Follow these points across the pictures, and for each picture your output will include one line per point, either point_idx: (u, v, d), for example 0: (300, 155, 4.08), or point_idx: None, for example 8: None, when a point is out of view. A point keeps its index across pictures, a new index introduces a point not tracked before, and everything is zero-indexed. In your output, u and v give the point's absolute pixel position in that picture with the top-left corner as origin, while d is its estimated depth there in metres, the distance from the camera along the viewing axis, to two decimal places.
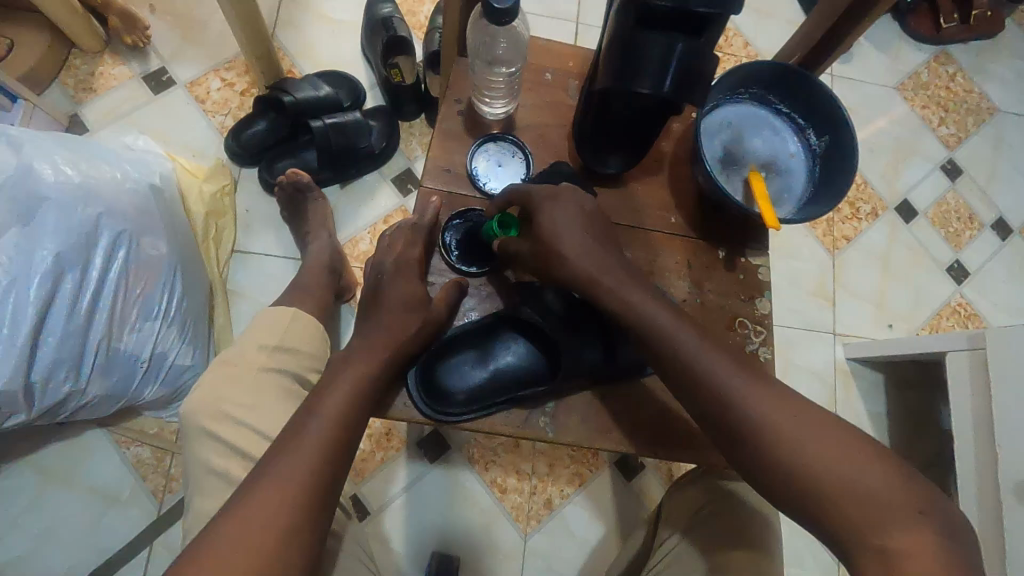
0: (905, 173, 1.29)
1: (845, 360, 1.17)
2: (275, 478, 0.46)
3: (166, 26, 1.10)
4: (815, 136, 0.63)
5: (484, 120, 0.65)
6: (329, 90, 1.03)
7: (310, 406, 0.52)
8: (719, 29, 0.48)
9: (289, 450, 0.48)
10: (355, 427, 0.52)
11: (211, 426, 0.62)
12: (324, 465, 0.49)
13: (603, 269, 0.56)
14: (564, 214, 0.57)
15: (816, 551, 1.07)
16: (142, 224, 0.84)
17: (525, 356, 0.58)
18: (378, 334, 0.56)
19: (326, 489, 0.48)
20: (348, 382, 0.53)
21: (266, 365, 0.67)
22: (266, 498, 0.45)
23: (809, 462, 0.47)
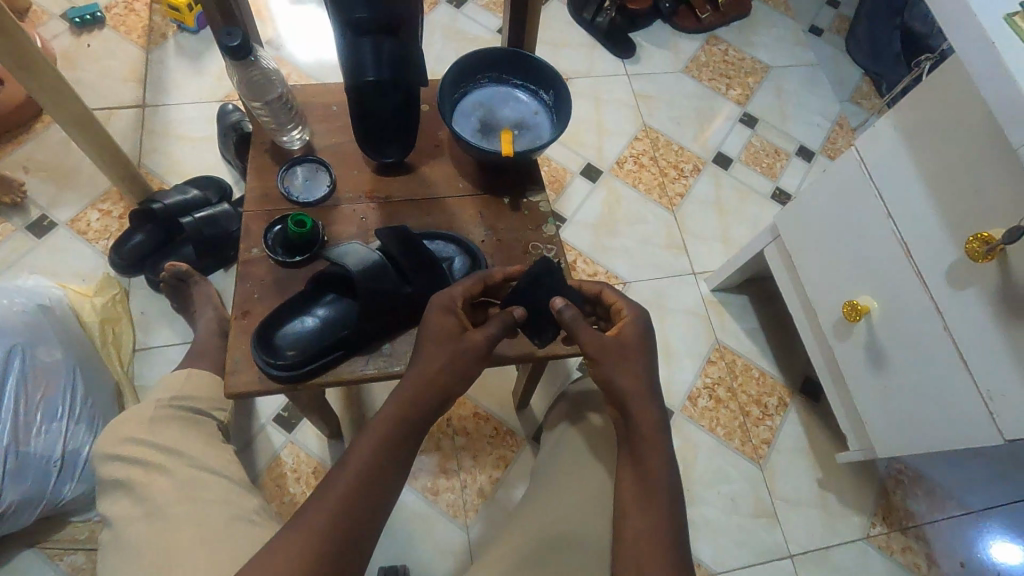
0: (712, 132, 1.52)
1: (711, 293, 1.32)
2: (304, 527, 0.54)
3: (40, 180, 1.23)
4: (545, 94, 0.80)
5: (289, 150, 0.78)
6: (196, 192, 1.16)
7: (343, 464, 0.58)
8: (411, 30, 0.66)
9: (309, 515, 0.55)
10: (379, 481, 0.57)
11: (121, 450, 0.68)
12: (343, 519, 0.55)
13: (636, 385, 0.64)
14: (620, 360, 0.65)
15: (736, 463, 1.16)
16: (34, 337, 0.94)
17: (340, 307, 0.66)
18: (411, 381, 0.61)
19: (341, 543, 0.54)
20: (371, 447, 0.58)
21: (164, 405, 0.73)
22: (293, 540, 0.53)
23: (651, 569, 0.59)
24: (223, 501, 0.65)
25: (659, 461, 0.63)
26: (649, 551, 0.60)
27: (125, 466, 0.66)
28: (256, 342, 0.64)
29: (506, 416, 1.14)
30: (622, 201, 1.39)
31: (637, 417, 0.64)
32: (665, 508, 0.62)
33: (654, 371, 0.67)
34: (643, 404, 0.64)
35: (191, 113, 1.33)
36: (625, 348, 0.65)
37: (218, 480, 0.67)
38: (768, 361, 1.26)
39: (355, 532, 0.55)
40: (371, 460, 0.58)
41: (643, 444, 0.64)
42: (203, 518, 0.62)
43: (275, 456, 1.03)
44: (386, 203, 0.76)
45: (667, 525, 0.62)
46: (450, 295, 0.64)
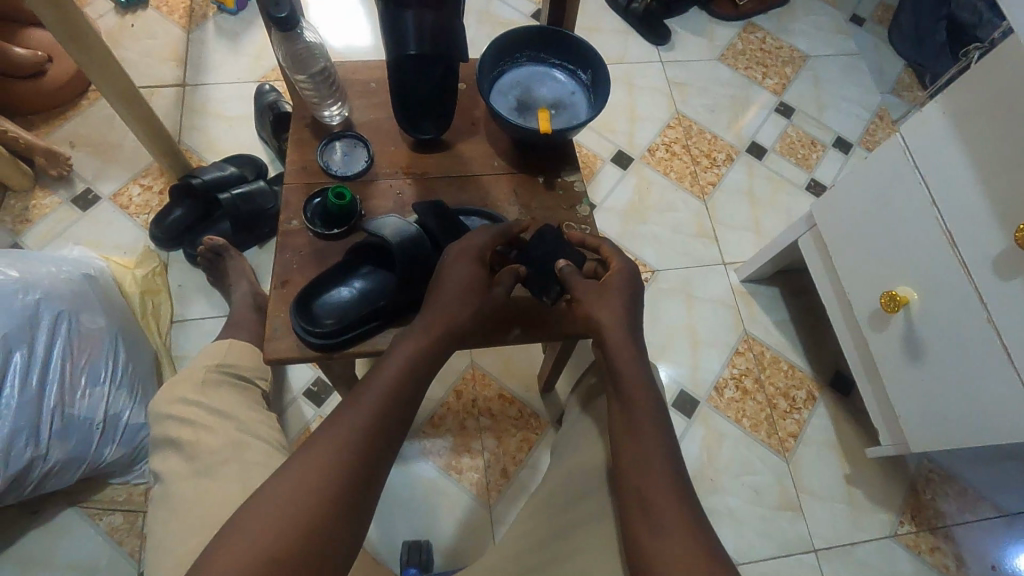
0: (747, 121, 1.50)
1: (740, 283, 1.30)
2: (309, 463, 0.54)
3: (85, 154, 1.27)
4: (583, 74, 0.80)
5: (328, 125, 0.79)
6: (233, 169, 1.18)
7: (344, 409, 0.58)
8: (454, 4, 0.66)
9: (316, 453, 0.55)
10: (380, 417, 0.58)
11: (172, 410, 0.70)
12: (346, 451, 0.55)
13: (623, 327, 0.67)
14: (615, 304, 0.68)
15: (763, 455, 1.15)
16: (79, 303, 0.97)
17: (375, 279, 0.67)
18: (427, 322, 0.63)
19: (345, 474, 0.54)
20: (379, 392, 0.59)
21: (213, 373, 0.76)
22: (298, 474, 0.53)
23: (652, 493, 0.60)
24: (262, 462, 0.66)
25: (648, 404, 0.65)
26: (651, 486, 0.60)
27: (169, 428, 0.69)
28: (296, 310, 0.65)
29: (531, 399, 1.15)
30: (652, 189, 1.38)
31: (616, 362, 0.66)
32: (655, 441, 0.63)
33: (636, 314, 0.69)
34: (630, 358, 0.66)
35: (229, 93, 1.36)
36: (615, 292, 0.68)
37: (259, 444, 0.68)
38: (797, 353, 1.25)
39: (357, 462, 0.55)
40: (378, 403, 0.58)
41: (624, 385, 0.65)
42: (243, 478, 0.64)
43: (305, 428, 1.05)
44: (422, 179, 0.77)
45: (665, 454, 0.62)
46: (473, 245, 0.66)
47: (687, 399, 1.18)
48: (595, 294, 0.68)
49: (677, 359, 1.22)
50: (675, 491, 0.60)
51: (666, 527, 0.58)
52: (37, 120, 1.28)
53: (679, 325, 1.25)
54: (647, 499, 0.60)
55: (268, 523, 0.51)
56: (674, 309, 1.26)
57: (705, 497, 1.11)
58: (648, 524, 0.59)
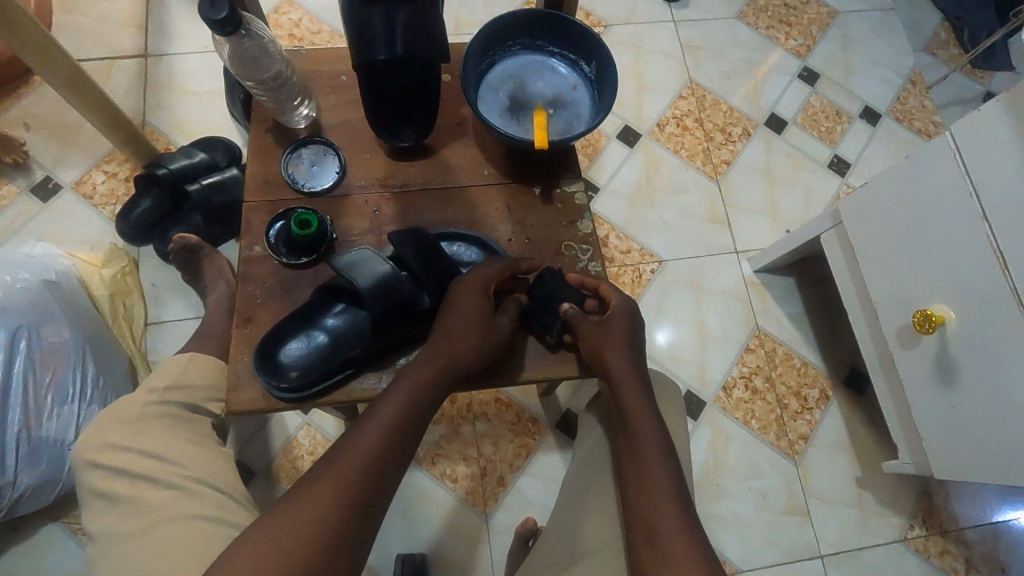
0: (766, 90, 1.36)
1: (753, 273, 1.22)
2: (293, 513, 0.49)
3: (41, 137, 1.16)
4: (587, 66, 0.69)
5: (294, 129, 0.69)
6: (202, 155, 1.09)
7: (333, 452, 0.53)
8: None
9: (298, 503, 0.50)
10: (372, 461, 0.53)
11: (99, 458, 0.62)
12: (334, 499, 0.50)
13: (628, 359, 0.63)
14: (620, 340, 0.63)
15: (771, 457, 1.10)
16: (38, 316, 0.91)
17: (350, 322, 0.59)
18: (425, 357, 0.57)
19: (333, 525, 0.49)
20: (371, 432, 0.54)
21: (153, 403, 0.67)
22: (281, 525, 0.49)
23: (663, 530, 0.55)
24: (208, 514, 0.59)
25: (652, 428, 0.60)
26: (656, 515, 0.56)
27: (116, 479, 0.61)
28: (257, 363, 0.57)
29: (529, 401, 1.10)
30: (662, 169, 1.27)
31: (619, 391, 0.61)
32: (664, 470, 0.58)
33: (640, 344, 0.65)
34: (635, 387, 0.62)
35: (196, 64, 1.23)
36: (619, 327, 0.64)
37: (214, 494, 0.62)
38: (811, 349, 1.18)
39: (346, 510, 0.50)
40: (369, 446, 0.53)
41: (627, 412, 0.61)
42: (192, 538, 0.58)
43: (290, 438, 1.00)
44: (401, 192, 0.68)
45: (671, 481, 0.58)
46: (481, 276, 0.61)
47: (693, 400, 1.12)
48: (602, 334, 0.63)
49: (685, 357, 1.15)
50: (682, 520, 0.56)
51: (672, 560, 0.53)
52: None
53: (687, 319, 1.17)
54: (651, 528, 0.56)
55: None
56: (682, 303, 1.19)
57: (709, 503, 1.07)
58: (654, 554, 0.54)
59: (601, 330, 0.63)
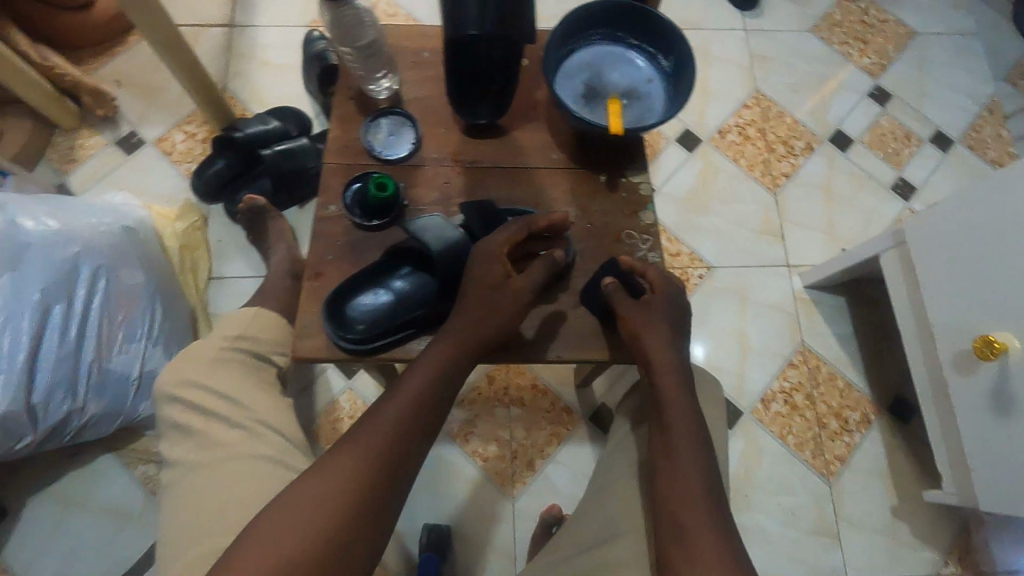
0: (834, 106, 1.34)
1: (803, 289, 1.20)
2: (330, 474, 0.53)
3: (131, 95, 1.23)
4: (664, 59, 0.70)
5: (375, 100, 0.72)
6: (276, 123, 1.13)
7: (369, 418, 0.56)
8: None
9: (331, 466, 0.53)
10: (408, 427, 0.55)
11: (171, 392, 0.66)
12: (369, 463, 0.53)
13: (666, 339, 0.63)
14: (660, 319, 0.64)
15: (804, 475, 1.09)
16: (116, 257, 0.95)
17: (414, 284, 0.62)
18: (457, 325, 0.59)
19: (368, 488, 0.53)
20: (401, 401, 0.56)
21: (227, 348, 0.70)
22: (319, 485, 0.52)
23: (688, 516, 0.56)
24: (269, 455, 0.63)
25: (689, 421, 0.61)
26: (682, 502, 0.57)
27: (181, 410, 0.66)
28: (327, 312, 0.61)
29: (565, 391, 1.11)
30: (719, 176, 1.26)
31: (656, 376, 0.62)
32: (694, 458, 0.59)
33: (681, 327, 0.65)
34: (672, 379, 0.62)
35: (277, 37, 1.29)
36: (657, 305, 0.65)
37: (272, 436, 0.65)
38: (856, 371, 1.15)
39: (381, 473, 0.53)
40: (399, 415, 0.56)
41: (662, 399, 0.62)
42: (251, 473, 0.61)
43: (333, 400, 1.04)
44: (471, 168, 0.70)
45: (703, 475, 0.59)
46: (492, 243, 0.60)
47: (730, 409, 1.12)
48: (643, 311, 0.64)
49: (725, 365, 1.14)
50: (710, 514, 0.56)
51: (696, 551, 0.54)
52: (85, 54, 1.24)
53: (731, 328, 1.17)
54: (679, 519, 0.56)
55: (286, 537, 0.50)
56: (727, 311, 1.18)
57: (736, 513, 1.06)
58: (679, 544, 0.55)
59: (643, 308, 0.64)
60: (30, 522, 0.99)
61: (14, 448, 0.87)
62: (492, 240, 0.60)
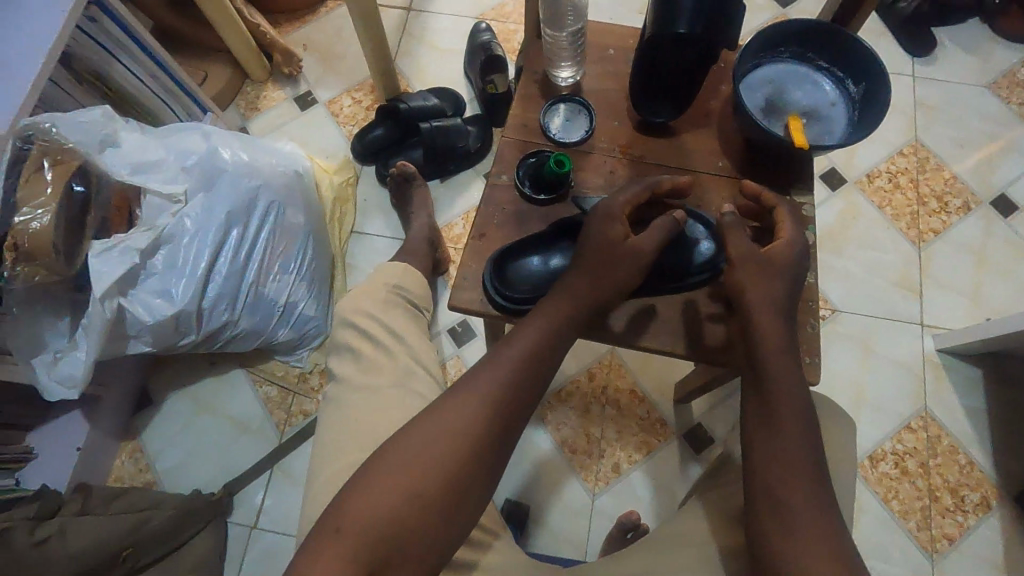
0: (1002, 168, 1.25)
1: (935, 352, 1.13)
2: (445, 412, 0.57)
3: (314, 59, 1.37)
4: (853, 85, 0.70)
5: (557, 86, 0.77)
6: (435, 100, 1.23)
7: (483, 366, 0.60)
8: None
9: (447, 410, 0.57)
10: (521, 376, 0.59)
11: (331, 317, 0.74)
12: (482, 404, 0.57)
13: (772, 298, 0.62)
14: (770, 279, 0.62)
15: (903, 546, 1.02)
16: (287, 197, 1.06)
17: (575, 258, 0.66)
18: (576, 276, 0.63)
19: (480, 427, 0.56)
20: (514, 356, 0.59)
21: (392, 289, 0.78)
22: (434, 421, 0.57)
23: (788, 499, 0.54)
24: (423, 392, 0.67)
25: (794, 397, 0.58)
26: (783, 485, 0.55)
27: (337, 336, 0.73)
28: (493, 265, 0.66)
29: (662, 403, 1.11)
30: (859, 220, 1.22)
31: (759, 345, 0.61)
32: (796, 436, 0.57)
33: (795, 291, 0.63)
34: (777, 349, 0.60)
35: (447, 24, 1.39)
36: (767, 262, 0.63)
37: (421, 374, 0.70)
38: (982, 451, 1.07)
39: (493, 415, 0.57)
40: (511, 368, 0.59)
41: (764, 367, 0.60)
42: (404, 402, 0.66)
43: (443, 363, 1.10)
44: (637, 163, 0.73)
45: (808, 454, 0.56)
46: (616, 203, 0.65)
47: None
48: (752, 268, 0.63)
49: None
50: (814, 497, 0.54)
51: (798, 533, 0.53)
52: (283, 19, 1.40)
53: (848, 376, 1.12)
54: (778, 498, 0.55)
55: (404, 464, 0.55)
56: (846, 358, 1.13)
57: None
58: (778, 525, 0.54)
59: (755, 266, 0.63)
60: (169, 414, 1.12)
61: (178, 342, 1.00)
62: (610, 204, 0.65)
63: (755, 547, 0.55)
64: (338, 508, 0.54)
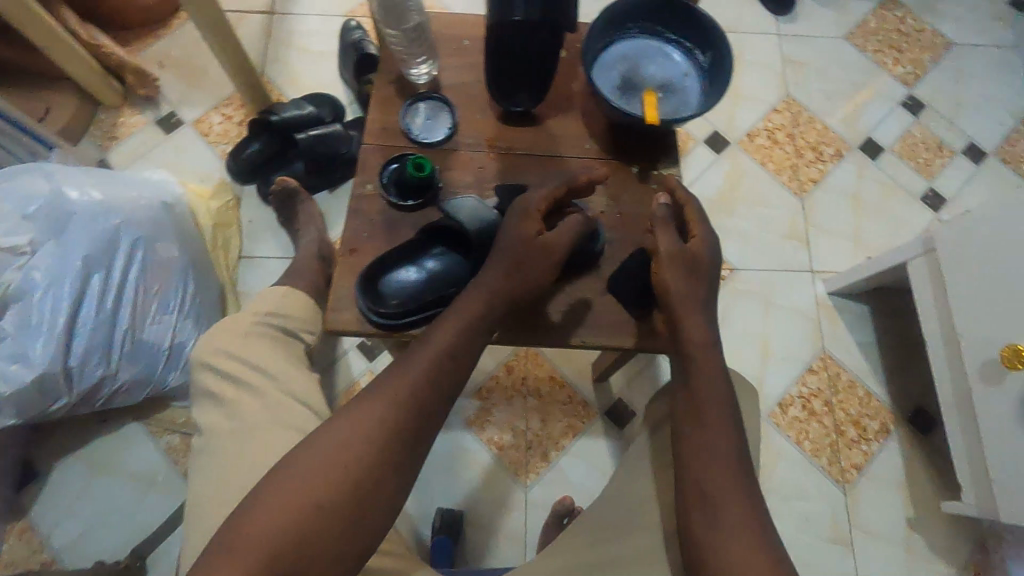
0: (866, 114, 1.33)
1: (827, 295, 1.19)
2: (354, 422, 0.54)
3: (173, 76, 1.27)
4: (701, 55, 0.71)
5: (414, 85, 0.74)
6: (311, 108, 1.14)
7: (396, 370, 0.57)
8: None
9: (356, 416, 0.54)
10: (435, 380, 0.56)
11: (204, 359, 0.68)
12: (394, 412, 0.54)
13: (693, 295, 0.63)
14: (688, 276, 0.63)
15: (819, 482, 1.08)
16: (155, 232, 0.97)
17: (448, 263, 0.63)
18: (490, 279, 0.60)
19: (392, 434, 0.54)
20: (426, 356, 0.57)
21: (258, 322, 0.72)
22: (343, 431, 0.53)
23: (713, 487, 0.57)
24: (297, 427, 0.64)
25: (720, 392, 0.60)
26: (708, 473, 0.57)
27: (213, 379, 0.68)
28: (361, 283, 0.62)
29: (582, 384, 1.12)
30: (746, 179, 1.26)
31: (686, 344, 0.62)
32: (720, 426, 0.59)
33: (711, 286, 0.65)
34: (705, 350, 0.62)
35: (315, 25, 1.32)
36: (686, 257, 0.64)
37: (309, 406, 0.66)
38: (877, 381, 1.15)
39: (406, 422, 0.54)
40: (423, 369, 0.56)
41: (690, 363, 0.62)
42: (279, 442, 0.61)
43: (354, 381, 1.06)
44: (506, 155, 0.72)
45: (734, 447, 0.58)
46: (532, 200, 0.62)
47: None
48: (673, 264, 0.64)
49: (744, 367, 1.14)
50: (740, 488, 0.57)
51: (725, 524, 0.55)
52: (131, 36, 1.28)
53: (752, 330, 1.17)
54: (707, 492, 0.57)
55: (309, 477, 0.51)
56: (748, 313, 1.18)
57: None
58: (705, 517, 0.56)
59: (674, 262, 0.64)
60: (60, 483, 1.02)
61: (50, 408, 0.91)
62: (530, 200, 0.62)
63: (687, 540, 0.57)
64: (234, 522, 0.50)
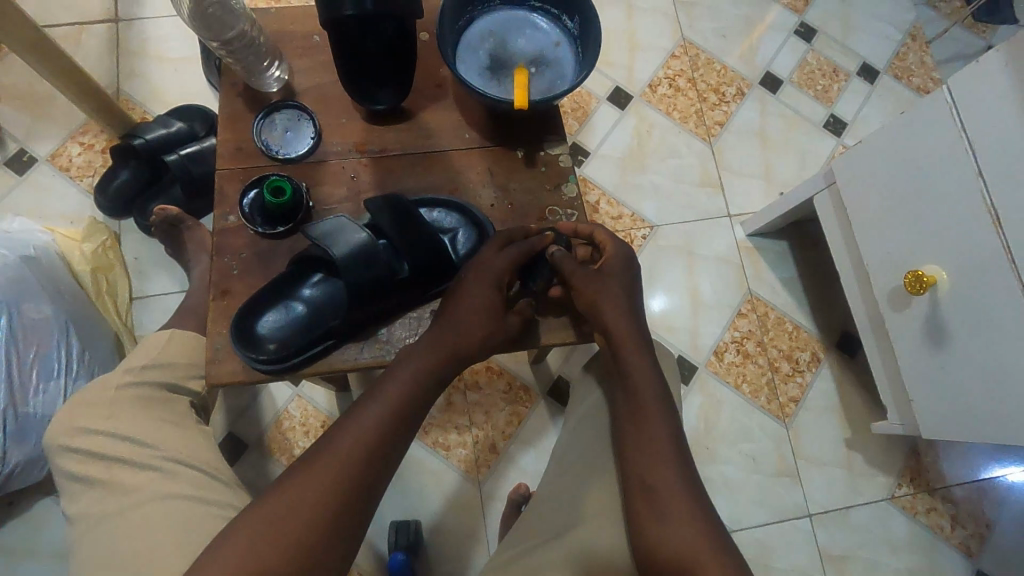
0: (762, 48, 1.32)
1: (746, 238, 1.20)
2: (311, 474, 0.51)
3: (13, 108, 1.12)
4: (570, 21, 0.66)
5: (265, 94, 0.66)
6: (180, 124, 1.03)
7: (355, 416, 0.55)
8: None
9: (319, 465, 0.51)
10: (395, 427, 0.55)
11: (81, 440, 0.62)
12: (354, 460, 0.52)
13: (619, 307, 0.63)
14: (615, 294, 0.63)
15: (762, 422, 1.11)
16: (17, 292, 0.89)
17: (325, 293, 0.59)
18: (447, 327, 0.59)
19: (350, 487, 0.51)
20: (385, 398, 0.55)
21: (127, 384, 0.67)
22: (300, 484, 0.50)
23: (660, 483, 0.57)
24: (187, 494, 0.60)
25: (655, 387, 0.61)
26: (654, 471, 0.57)
27: (95, 459, 0.62)
28: (232, 334, 0.57)
29: (520, 369, 1.10)
30: (654, 132, 1.24)
31: (620, 353, 0.62)
32: (659, 422, 0.59)
33: (635, 297, 0.65)
34: (636, 350, 0.62)
35: (170, 29, 1.19)
36: (614, 272, 0.64)
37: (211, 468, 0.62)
38: (804, 313, 1.17)
39: (367, 472, 0.52)
40: (382, 412, 0.55)
41: (629, 365, 0.61)
42: (167, 515, 0.58)
43: (282, 410, 1.00)
44: (379, 158, 0.66)
45: (670, 440, 0.59)
46: (496, 265, 0.60)
47: (685, 365, 1.12)
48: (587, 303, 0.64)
49: (677, 322, 1.14)
50: (679, 477, 0.57)
51: (670, 516, 0.55)
52: None
53: (679, 285, 1.16)
54: (651, 486, 0.57)
55: (261, 538, 0.47)
56: (673, 269, 1.17)
57: (698, 467, 1.08)
58: (653, 513, 0.56)
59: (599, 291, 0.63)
60: None
61: None
62: (498, 271, 0.60)
63: (636, 537, 0.56)
64: None
